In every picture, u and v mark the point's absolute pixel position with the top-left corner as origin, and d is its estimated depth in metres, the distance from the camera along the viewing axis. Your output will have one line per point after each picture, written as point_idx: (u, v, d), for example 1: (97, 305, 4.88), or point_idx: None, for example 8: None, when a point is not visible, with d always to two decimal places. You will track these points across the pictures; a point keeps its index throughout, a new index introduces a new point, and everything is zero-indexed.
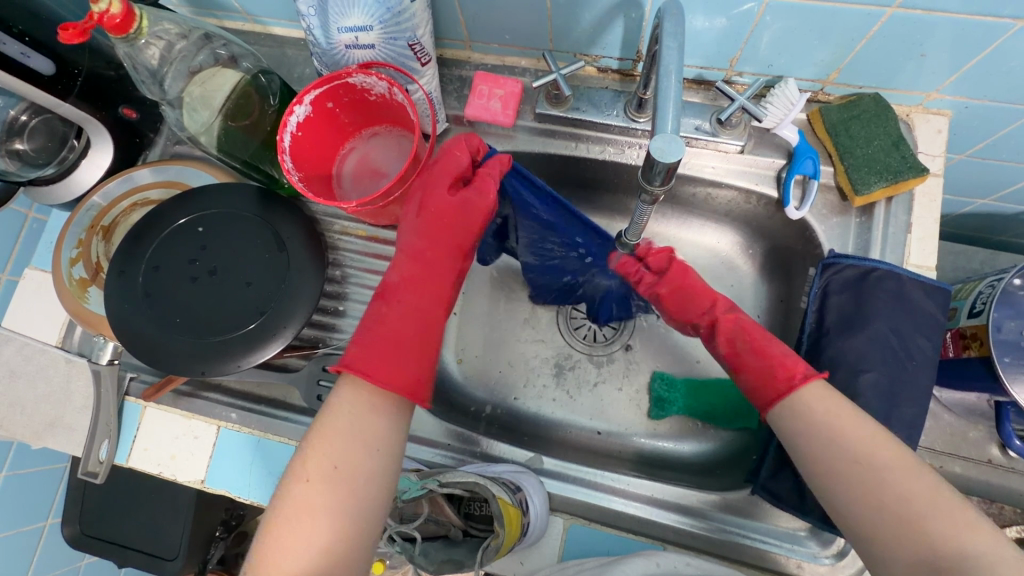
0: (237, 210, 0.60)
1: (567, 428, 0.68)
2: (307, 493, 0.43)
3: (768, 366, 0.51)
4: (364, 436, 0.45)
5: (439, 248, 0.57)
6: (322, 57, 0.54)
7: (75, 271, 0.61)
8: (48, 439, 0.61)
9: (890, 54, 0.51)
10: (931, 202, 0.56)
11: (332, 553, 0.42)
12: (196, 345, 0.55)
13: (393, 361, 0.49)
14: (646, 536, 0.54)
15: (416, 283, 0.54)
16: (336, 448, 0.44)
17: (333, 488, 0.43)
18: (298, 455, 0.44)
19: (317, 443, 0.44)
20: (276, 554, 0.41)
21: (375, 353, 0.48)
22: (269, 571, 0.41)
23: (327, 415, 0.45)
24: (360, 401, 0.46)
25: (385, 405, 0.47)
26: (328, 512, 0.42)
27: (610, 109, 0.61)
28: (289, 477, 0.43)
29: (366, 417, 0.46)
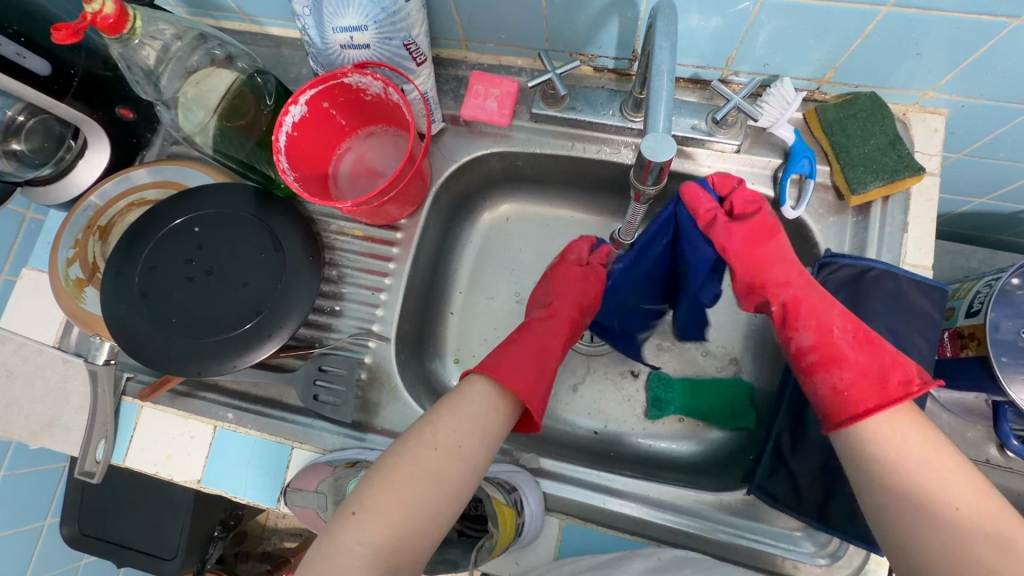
0: (233, 210, 0.60)
1: (564, 428, 0.68)
2: (430, 460, 0.45)
3: (872, 366, 0.47)
4: (488, 427, 0.48)
5: (564, 305, 0.62)
6: (317, 57, 0.54)
7: (72, 271, 0.61)
8: (45, 439, 0.61)
9: (885, 53, 0.51)
10: (928, 202, 0.56)
11: (430, 522, 0.44)
12: (193, 345, 0.55)
13: (535, 378, 0.53)
14: (641, 536, 0.54)
15: (556, 323, 0.60)
16: (464, 430, 0.47)
17: (451, 464, 0.46)
18: (426, 426, 0.47)
19: (449, 421, 0.47)
20: (382, 508, 0.43)
21: (512, 365, 0.52)
22: (370, 525, 0.43)
23: (458, 400, 0.49)
24: (489, 399, 0.50)
25: (505, 409, 0.50)
26: (442, 484, 0.45)
27: (606, 108, 0.61)
28: (418, 445, 0.46)
29: (480, 412, 0.49)
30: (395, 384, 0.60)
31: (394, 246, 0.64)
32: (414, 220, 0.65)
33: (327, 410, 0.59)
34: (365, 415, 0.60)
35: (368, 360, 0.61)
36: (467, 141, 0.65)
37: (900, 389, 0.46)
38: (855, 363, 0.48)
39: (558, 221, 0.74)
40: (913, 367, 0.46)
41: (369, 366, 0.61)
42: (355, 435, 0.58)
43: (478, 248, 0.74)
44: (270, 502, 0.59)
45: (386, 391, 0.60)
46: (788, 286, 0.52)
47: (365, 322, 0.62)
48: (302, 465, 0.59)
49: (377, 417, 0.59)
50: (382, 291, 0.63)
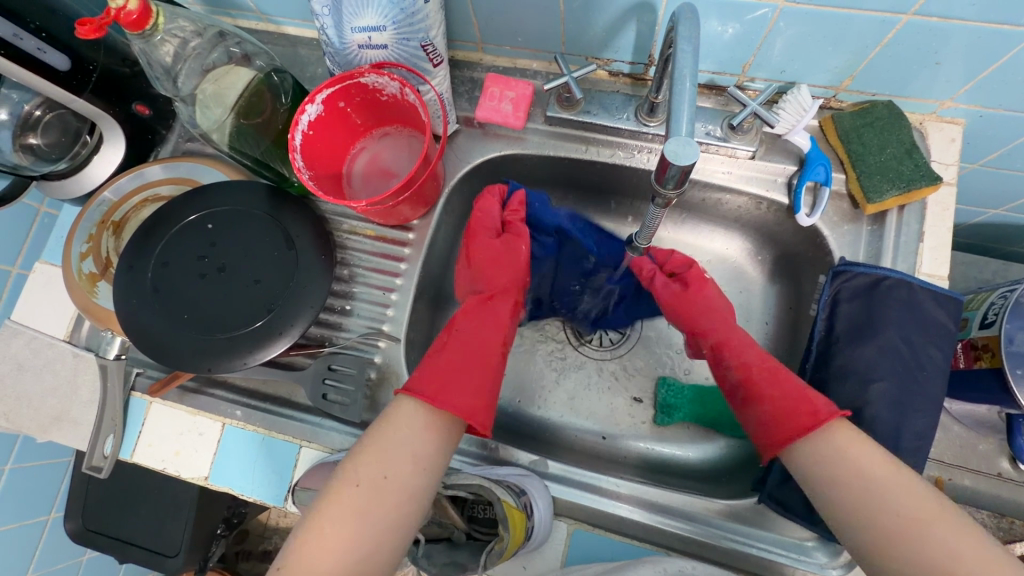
0: (247, 208, 0.61)
1: (572, 433, 0.67)
2: (357, 496, 0.45)
3: (789, 403, 0.50)
4: (417, 453, 0.48)
5: (500, 287, 0.64)
6: (335, 56, 0.54)
7: (85, 265, 0.61)
8: (54, 433, 0.61)
9: (904, 62, 0.51)
10: (944, 212, 0.56)
11: (368, 561, 0.44)
12: (203, 342, 0.55)
13: (475, 394, 0.53)
14: (648, 543, 0.54)
15: (490, 321, 0.61)
16: (389, 460, 0.47)
17: (380, 497, 0.46)
18: (349, 460, 0.47)
19: (371, 453, 0.47)
20: (312, 555, 0.43)
21: (444, 383, 0.52)
22: (303, 573, 0.43)
23: (382, 426, 0.49)
24: (419, 418, 0.50)
25: (439, 426, 0.50)
26: (371, 520, 0.45)
27: (621, 112, 0.60)
28: (339, 485, 0.46)
29: (405, 439, 0.48)
30: (404, 385, 0.60)
31: (405, 246, 0.64)
32: (426, 221, 0.65)
33: (335, 409, 0.58)
34: (373, 415, 0.59)
35: (377, 360, 0.61)
36: (480, 143, 0.65)
37: (809, 419, 0.48)
38: (773, 396, 0.52)
39: None
40: (819, 401, 0.49)
41: (378, 366, 0.61)
42: None
43: None
44: (278, 501, 0.59)
45: (395, 392, 0.60)
46: (715, 330, 0.60)
47: (376, 322, 0.62)
48: (310, 464, 0.59)
49: None
50: (393, 291, 0.63)
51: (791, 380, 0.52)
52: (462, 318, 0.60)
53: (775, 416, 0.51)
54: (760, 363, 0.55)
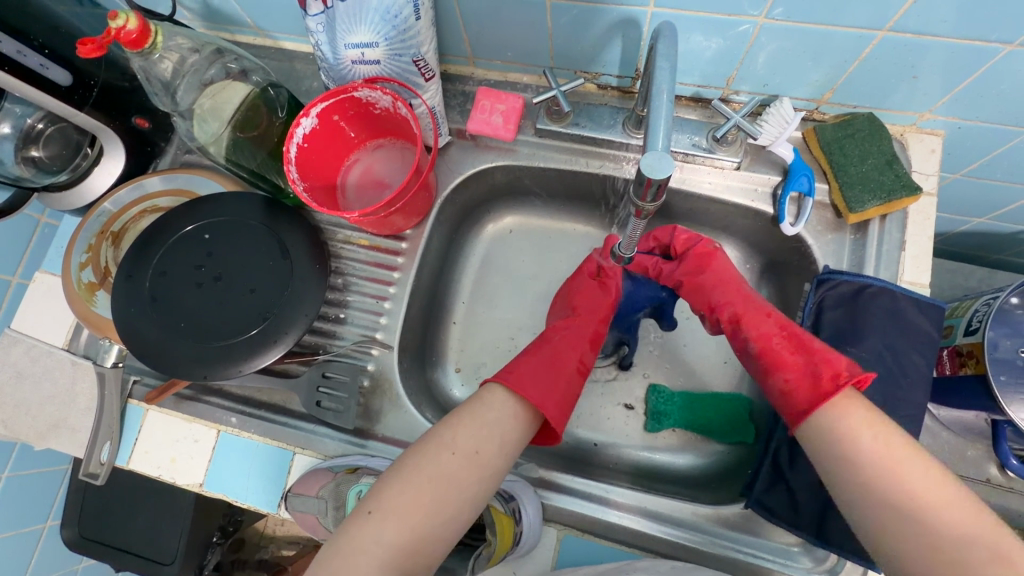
0: (242, 218, 0.62)
1: (564, 440, 0.68)
2: (450, 464, 0.46)
3: (807, 370, 0.49)
4: (508, 437, 0.49)
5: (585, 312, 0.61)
6: (329, 71, 0.56)
7: (84, 275, 0.62)
8: (51, 440, 0.62)
9: (882, 76, 0.52)
10: (925, 221, 0.57)
11: (446, 529, 0.45)
12: (199, 350, 0.56)
13: (555, 392, 0.52)
14: (637, 548, 0.55)
15: (571, 336, 0.59)
16: (483, 436, 0.48)
17: (470, 469, 0.47)
18: (446, 429, 0.48)
19: (467, 425, 0.48)
20: (398, 513, 0.44)
21: (526, 373, 0.53)
22: (386, 526, 0.44)
23: (477, 406, 0.49)
24: (509, 408, 0.50)
25: (525, 417, 0.50)
26: (459, 489, 0.46)
27: (609, 124, 0.62)
28: (433, 449, 0.47)
29: (495, 422, 0.49)
30: (397, 392, 0.61)
31: (398, 255, 0.66)
32: (419, 231, 0.66)
33: (329, 416, 0.59)
34: (366, 422, 0.60)
35: (371, 367, 0.62)
36: (472, 154, 0.66)
37: (832, 382, 0.47)
38: (792, 365, 0.50)
39: (561, 234, 0.75)
40: (842, 363, 0.48)
41: (372, 373, 0.62)
42: (357, 442, 0.59)
43: (480, 259, 0.76)
44: (271, 507, 0.59)
45: (388, 399, 0.61)
46: (730, 304, 0.57)
47: (369, 329, 0.63)
48: (303, 470, 0.59)
49: (379, 424, 0.60)
50: (386, 300, 0.64)
51: (813, 344, 0.50)
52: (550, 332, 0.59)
53: (799, 385, 0.49)
54: (779, 331, 0.53)
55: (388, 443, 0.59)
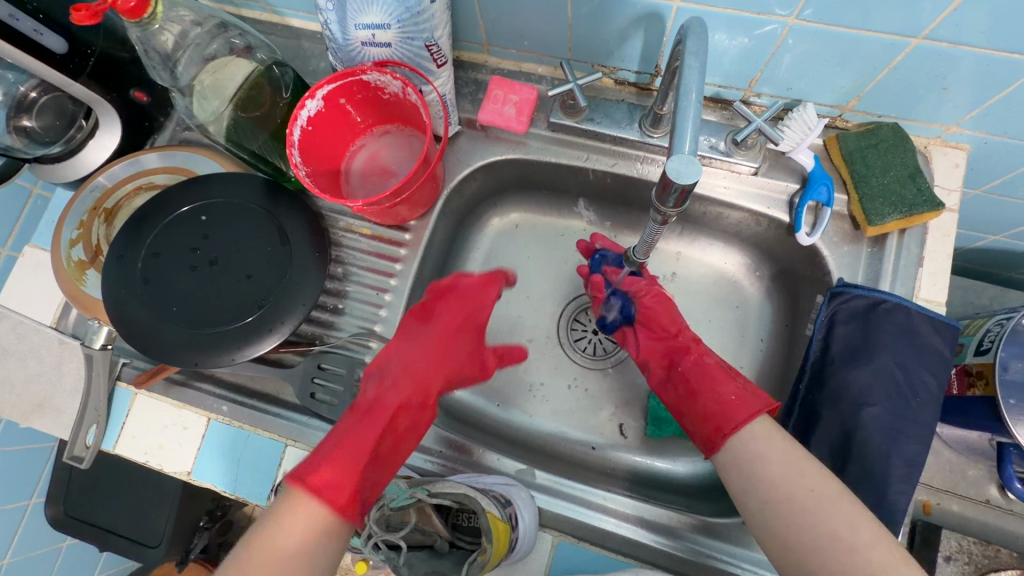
0: (242, 201, 0.60)
1: (561, 443, 0.67)
2: None
3: (704, 416, 0.53)
4: (310, 553, 0.43)
5: (422, 387, 0.56)
6: (337, 52, 0.53)
7: (74, 252, 0.60)
8: (36, 420, 0.61)
9: (911, 86, 0.51)
10: (945, 237, 0.55)
11: None
12: (191, 336, 0.55)
13: (352, 469, 0.47)
14: (634, 559, 0.53)
15: (393, 449, 0.52)
16: (275, 560, 0.43)
17: None
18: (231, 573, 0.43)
19: (259, 560, 0.43)
20: None
21: (338, 465, 0.47)
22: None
23: (266, 525, 0.44)
24: (309, 515, 0.45)
25: (335, 532, 0.45)
26: None
27: (625, 121, 0.60)
28: None
29: (291, 540, 0.43)
30: None
31: (401, 247, 0.64)
32: (423, 223, 0.64)
33: (323, 409, 0.58)
34: None
35: (368, 361, 0.60)
36: (481, 145, 0.64)
37: (751, 405, 0.51)
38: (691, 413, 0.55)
39: (568, 232, 0.73)
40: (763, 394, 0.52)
41: None
42: None
43: (484, 254, 0.74)
44: (261, 499, 0.57)
45: None
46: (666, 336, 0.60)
47: (368, 322, 0.62)
48: (293, 464, 0.58)
49: None
50: (387, 292, 0.62)
51: (729, 380, 0.53)
52: (365, 403, 0.54)
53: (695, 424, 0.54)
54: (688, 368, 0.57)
55: None
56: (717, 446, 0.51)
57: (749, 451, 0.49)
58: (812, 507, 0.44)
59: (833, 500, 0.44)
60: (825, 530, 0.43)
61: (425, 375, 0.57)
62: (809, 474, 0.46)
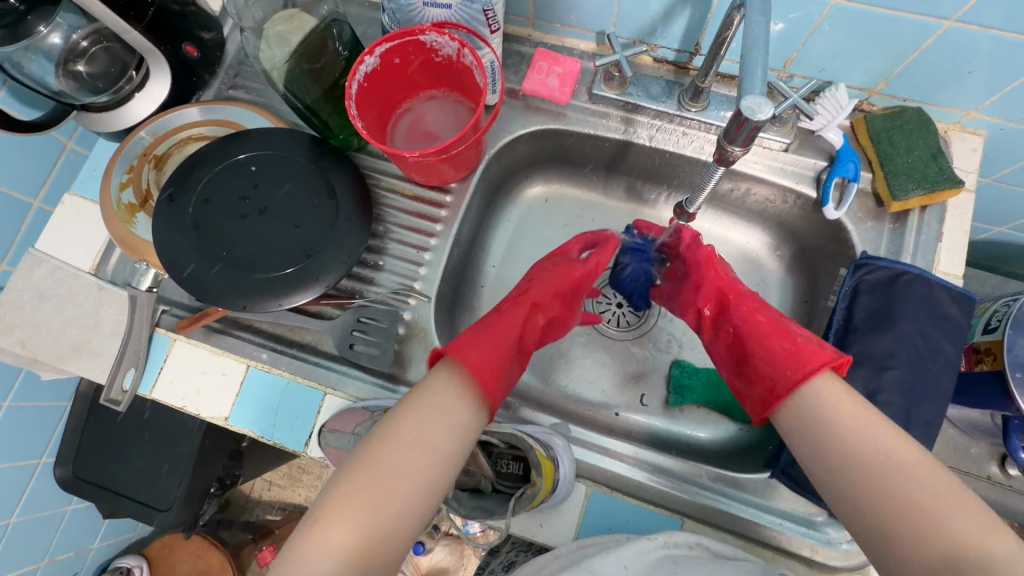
0: (291, 155, 0.61)
1: (586, 407, 0.69)
2: (392, 457, 0.41)
3: (765, 375, 0.52)
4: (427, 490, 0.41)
5: (542, 295, 0.58)
6: (395, 13, 0.56)
7: (124, 196, 0.61)
8: (71, 363, 0.61)
9: (939, 70, 0.54)
10: (962, 215, 0.58)
11: (405, 520, 0.40)
12: (240, 282, 0.56)
13: (495, 361, 0.49)
14: (666, 510, 0.54)
15: (524, 321, 0.55)
16: (411, 471, 0.41)
17: (416, 458, 0.41)
18: (382, 429, 0.42)
19: (403, 451, 0.41)
20: (347, 510, 0.38)
21: (472, 346, 0.49)
22: (336, 527, 0.37)
23: (389, 441, 0.41)
24: (439, 436, 0.43)
25: (448, 448, 0.43)
26: (421, 472, 0.41)
27: (663, 97, 0.63)
28: (380, 448, 0.41)
29: (416, 464, 0.41)
30: (432, 342, 0.61)
31: (441, 208, 0.65)
32: (463, 187, 0.66)
33: (363, 358, 0.60)
34: (399, 368, 0.60)
35: (406, 316, 0.62)
36: (522, 115, 0.67)
37: (806, 359, 0.49)
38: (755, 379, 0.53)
39: (597, 207, 0.76)
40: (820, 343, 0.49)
41: (407, 322, 0.62)
42: (389, 387, 0.59)
43: (515, 224, 0.76)
44: (298, 445, 0.58)
45: (422, 347, 0.61)
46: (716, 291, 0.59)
47: (408, 279, 0.63)
48: (333, 411, 0.59)
49: (411, 371, 0.60)
50: (426, 251, 0.64)
51: (782, 337, 0.51)
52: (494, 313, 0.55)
53: (759, 389, 0.52)
54: (745, 330, 0.55)
55: None
56: (772, 411, 0.50)
57: (813, 411, 0.47)
58: (881, 473, 0.42)
59: (908, 467, 0.41)
60: (891, 497, 0.41)
61: (546, 292, 0.59)
62: (884, 436, 0.43)
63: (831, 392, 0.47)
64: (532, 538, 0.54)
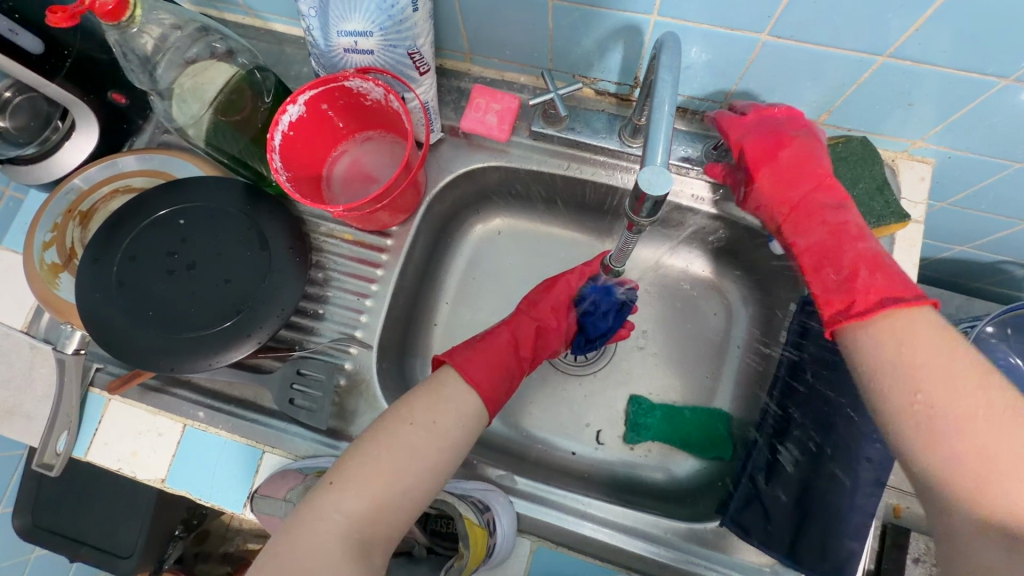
0: (221, 205, 0.59)
1: (541, 448, 0.67)
2: (407, 433, 0.49)
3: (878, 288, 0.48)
4: (426, 471, 0.48)
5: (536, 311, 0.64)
6: (320, 59, 0.54)
7: (47, 256, 0.59)
8: (3, 426, 0.59)
9: (878, 101, 0.52)
10: (912, 247, 0.56)
11: (405, 497, 0.47)
12: (168, 341, 0.54)
13: (489, 369, 0.56)
14: (614, 563, 0.53)
15: (512, 337, 0.60)
16: (415, 453, 0.48)
17: (428, 438, 0.49)
18: (403, 406, 0.51)
19: (411, 432, 0.49)
20: (360, 478, 0.46)
21: (479, 361, 0.56)
22: (349, 490, 0.45)
23: (393, 433, 0.49)
24: (432, 433, 0.50)
25: (445, 443, 0.50)
26: (420, 458, 0.48)
27: (604, 132, 0.61)
28: (395, 422, 0.50)
29: (416, 451, 0.48)
30: (374, 393, 0.60)
31: (383, 252, 0.64)
32: (405, 229, 0.64)
33: (302, 415, 0.57)
34: (341, 422, 0.59)
35: (348, 366, 0.60)
36: (465, 153, 0.65)
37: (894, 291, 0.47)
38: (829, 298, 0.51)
39: (550, 238, 0.74)
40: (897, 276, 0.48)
41: (348, 372, 0.60)
42: (330, 443, 0.57)
43: (467, 260, 0.74)
44: (236, 507, 0.57)
45: (364, 400, 0.59)
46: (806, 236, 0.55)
47: (348, 327, 0.62)
48: (271, 470, 0.57)
49: (353, 425, 0.59)
50: (368, 297, 0.62)
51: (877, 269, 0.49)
52: (498, 328, 0.61)
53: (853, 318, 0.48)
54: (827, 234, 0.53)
55: None
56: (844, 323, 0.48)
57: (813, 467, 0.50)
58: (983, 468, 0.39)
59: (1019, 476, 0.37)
60: None
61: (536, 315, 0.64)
62: (965, 389, 0.41)
63: (926, 340, 0.44)
64: None
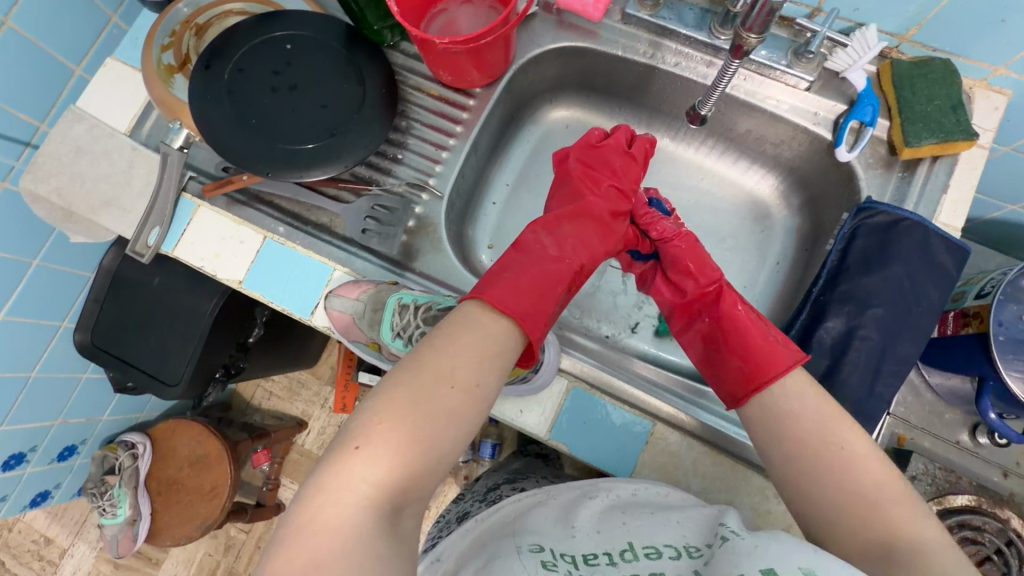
0: (324, 39, 0.63)
1: (579, 325, 0.72)
2: (447, 397, 0.40)
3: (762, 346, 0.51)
4: (462, 436, 0.41)
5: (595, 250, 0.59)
6: None
7: (165, 56, 0.64)
8: (101, 215, 0.63)
9: (971, 14, 0.52)
10: (972, 170, 0.59)
11: (440, 464, 0.40)
12: (267, 149, 0.59)
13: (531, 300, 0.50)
14: (641, 412, 0.58)
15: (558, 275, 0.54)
16: (455, 415, 0.41)
17: (469, 403, 0.41)
18: (440, 358, 0.42)
19: (451, 395, 0.41)
20: (390, 444, 0.38)
21: (513, 291, 0.49)
22: (378, 459, 0.37)
23: (427, 391, 0.40)
24: (470, 394, 0.42)
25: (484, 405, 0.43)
26: (458, 423, 0.41)
27: (695, 25, 0.63)
28: (433, 380, 0.41)
29: (455, 414, 0.41)
30: (440, 235, 0.64)
31: (464, 111, 0.67)
32: (487, 94, 0.68)
33: (374, 241, 0.63)
34: (406, 257, 0.64)
35: (418, 210, 0.65)
36: (554, 30, 0.67)
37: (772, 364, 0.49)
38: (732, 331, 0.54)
39: None
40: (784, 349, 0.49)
41: (418, 216, 0.65)
42: (394, 270, 0.63)
43: (533, 146, 0.78)
44: (304, 313, 0.62)
45: (430, 240, 0.64)
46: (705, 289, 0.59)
47: (423, 174, 0.66)
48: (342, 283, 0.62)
49: (417, 261, 0.64)
50: (444, 149, 0.66)
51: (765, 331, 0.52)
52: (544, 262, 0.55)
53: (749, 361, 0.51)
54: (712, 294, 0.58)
55: (423, 278, 0.63)
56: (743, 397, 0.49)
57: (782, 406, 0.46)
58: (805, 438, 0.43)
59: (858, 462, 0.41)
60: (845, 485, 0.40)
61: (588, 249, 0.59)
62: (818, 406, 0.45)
63: (800, 385, 0.47)
64: (511, 423, 0.58)
